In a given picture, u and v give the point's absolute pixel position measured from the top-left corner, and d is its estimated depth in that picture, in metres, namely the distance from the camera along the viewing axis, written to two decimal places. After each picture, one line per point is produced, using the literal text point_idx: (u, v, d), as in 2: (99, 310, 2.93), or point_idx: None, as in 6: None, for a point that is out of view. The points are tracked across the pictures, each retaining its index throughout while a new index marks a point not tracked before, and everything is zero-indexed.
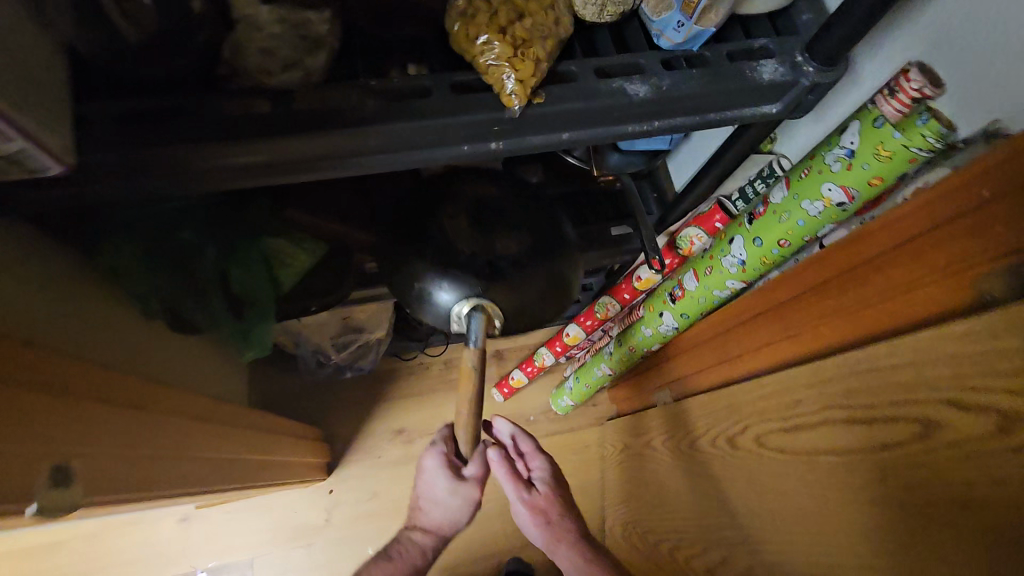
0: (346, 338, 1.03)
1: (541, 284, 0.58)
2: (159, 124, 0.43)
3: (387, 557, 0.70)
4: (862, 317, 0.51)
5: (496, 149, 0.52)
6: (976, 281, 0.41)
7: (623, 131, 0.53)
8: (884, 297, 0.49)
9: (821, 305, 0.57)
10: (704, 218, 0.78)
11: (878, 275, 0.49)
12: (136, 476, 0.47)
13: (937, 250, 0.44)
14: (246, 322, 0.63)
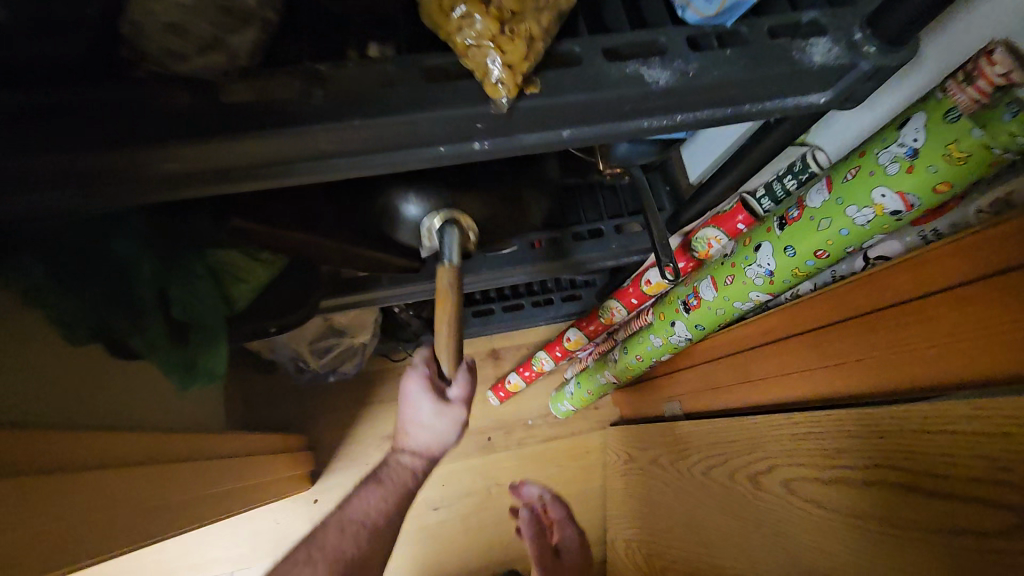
0: (327, 343, 0.95)
1: (510, 195, 0.58)
2: (43, 123, 0.34)
3: (378, 485, 0.70)
4: (891, 362, 0.47)
5: (480, 149, 0.43)
6: (994, 349, 0.39)
7: (639, 126, 0.44)
8: (891, 350, 0.47)
9: (824, 348, 0.55)
10: (723, 218, 0.70)
11: (885, 327, 0.48)
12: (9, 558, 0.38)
13: (951, 311, 0.42)
14: (191, 348, 0.54)
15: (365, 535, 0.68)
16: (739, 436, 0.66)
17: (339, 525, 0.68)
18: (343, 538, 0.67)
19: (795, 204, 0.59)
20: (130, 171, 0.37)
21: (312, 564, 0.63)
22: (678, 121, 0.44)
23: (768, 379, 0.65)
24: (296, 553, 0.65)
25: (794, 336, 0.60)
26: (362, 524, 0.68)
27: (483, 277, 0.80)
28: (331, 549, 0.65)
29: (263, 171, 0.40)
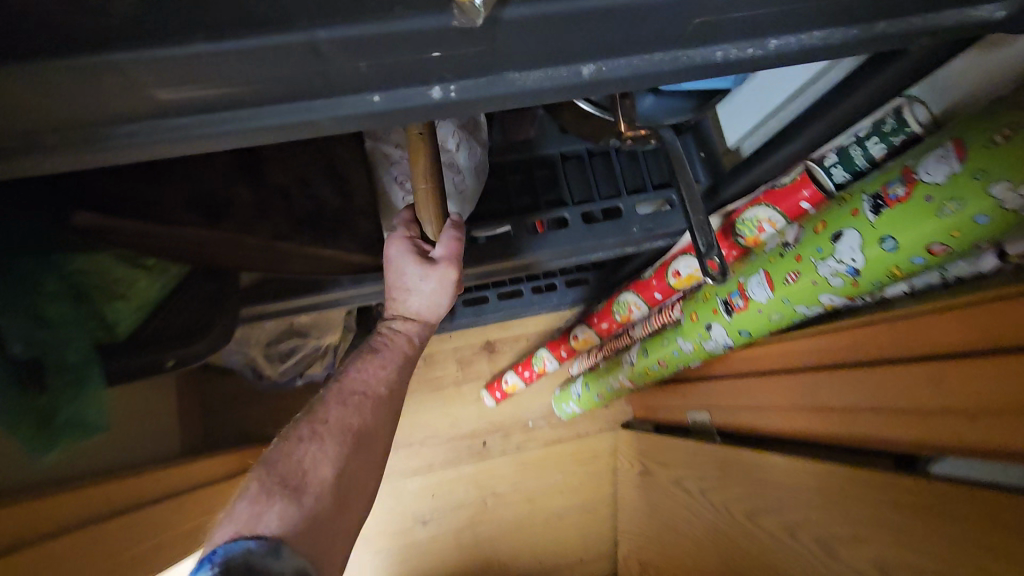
0: (287, 345, 0.79)
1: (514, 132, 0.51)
2: None
3: (373, 355, 0.54)
4: (881, 422, 0.46)
5: (443, 99, 0.25)
6: (981, 429, 0.38)
7: (707, 60, 0.27)
8: (878, 408, 0.46)
9: (814, 393, 0.53)
10: (781, 195, 0.53)
11: (871, 383, 0.46)
12: None
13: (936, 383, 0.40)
14: (60, 395, 0.37)
15: (372, 404, 0.51)
16: (817, 486, 0.50)
17: (338, 398, 0.51)
18: (346, 409, 0.50)
19: (900, 177, 0.42)
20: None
21: (321, 441, 0.47)
22: (769, 50, 0.27)
23: (839, 412, 0.50)
24: (294, 432, 0.48)
25: (856, 363, 0.48)
26: (367, 390, 0.52)
27: (469, 273, 0.63)
28: (341, 421, 0.49)
29: (77, 139, 0.23)
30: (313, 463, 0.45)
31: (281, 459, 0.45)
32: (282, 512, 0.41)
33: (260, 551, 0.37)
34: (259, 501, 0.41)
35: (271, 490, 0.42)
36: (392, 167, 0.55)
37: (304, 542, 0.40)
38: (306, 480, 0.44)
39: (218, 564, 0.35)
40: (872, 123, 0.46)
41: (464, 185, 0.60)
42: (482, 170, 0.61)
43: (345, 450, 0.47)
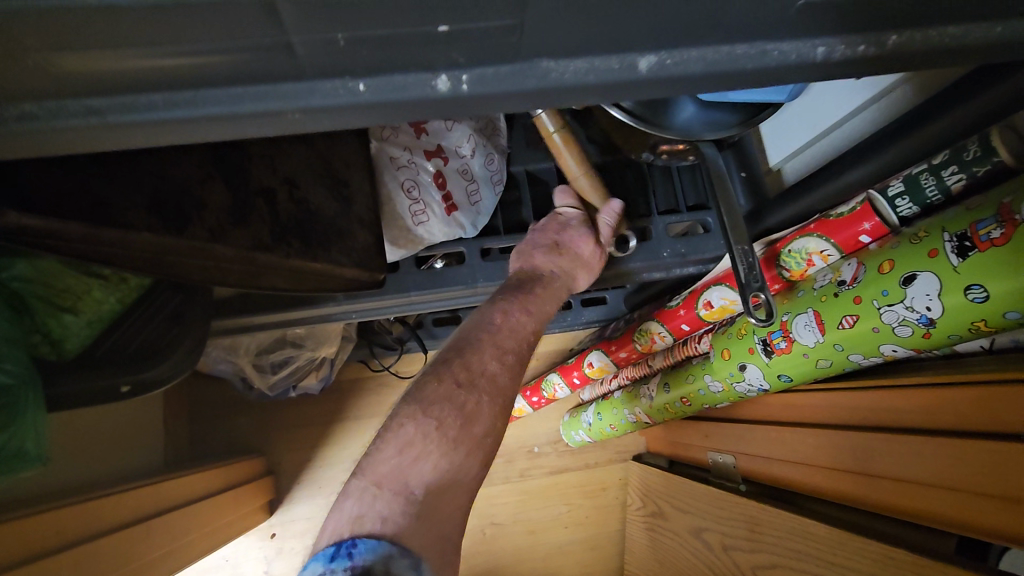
0: (279, 355, 0.73)
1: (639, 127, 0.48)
2: None
3: (524, 309, 0.51)
4: (898, 491, 0.43)
5: (448, 97, 0.19)
6: (991, 513, 0.36)
7: (796, 62, 0.20)
8: (892, 473, 0.44)
9: (833, 450, 0.50)
10: (837, 225, 0.46)
11: (885, 446, 0.44)
12: None
13: (948, 458, 0.39)
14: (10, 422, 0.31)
15: (512, 370, 0.47)
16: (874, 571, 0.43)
17: (496, 352, 0.47)
18: (501, 368, 0.46)
19: (995, 216, 0.36)
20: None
21: (478, 393, 0.43)
22: (886, 48, 0.21)
23: (906, 482, 0.42)
24: (450, 374, 0.44)
25: (951, 433, 0.39)
26: (517, 347, 0.48)
27: (472, 293, 0.57)
28: (495, 378, 0.45)
29: None
30: (475, 413, 0.42)
31: (436, 400, 0.42)
32: (436, 462, 0.39)
33: (403, 558, 0.33)
34: (413, 447, 0.38)
35: (428, 433, 0.39)
36: (399, 172, 0.50)
37: (445, 506, 0.37)
38: (465, 433, 0.41)
39: (356, 565, 0.31)
40: (949, 152, 0.40)
41: (479, 195, 0.54)
42: (500, 181, 0.55)
43: (495, 409, 0.44)
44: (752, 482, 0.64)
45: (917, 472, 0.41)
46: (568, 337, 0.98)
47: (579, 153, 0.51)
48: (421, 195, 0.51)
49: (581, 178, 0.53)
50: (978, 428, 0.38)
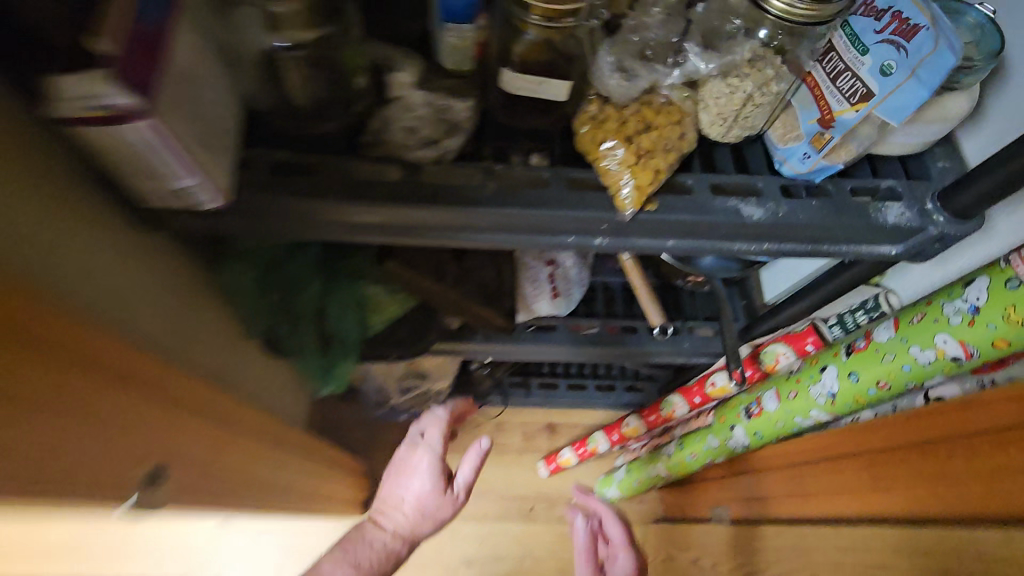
0: (409, 383, 1.04)
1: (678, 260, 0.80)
2: (301, 176, 0.47)
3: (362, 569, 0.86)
4: (824, 502, 0.67)
5: (598, 245, 0.52)
6: (864, 499, 0.60)
7: (730, 248, 0.52)
8: (823, 489, 0.67)
9: (791, 482, 0.74)
10: (794, 337, 0.76)
11: (818, 472, 0.68)
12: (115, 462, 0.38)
13: (846, 471, 0.63)
14: (329, 357, 0.69)
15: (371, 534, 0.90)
16: (801, 559, 0.67)
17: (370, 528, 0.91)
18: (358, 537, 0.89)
19: (862, 335, 0.66)
20: (338, 218, 0.48)
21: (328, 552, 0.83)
22: (764, 250, 0.52)
23: (835, 494, 0.65)
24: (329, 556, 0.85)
25: (850, 451, 0.63)
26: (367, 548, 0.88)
27: (576, 351, 0.90)
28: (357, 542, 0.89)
29: (431, 235, 0.50)
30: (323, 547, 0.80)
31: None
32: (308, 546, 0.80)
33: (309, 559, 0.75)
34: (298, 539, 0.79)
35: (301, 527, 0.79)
36: (528, 271, 0.82)
37: None
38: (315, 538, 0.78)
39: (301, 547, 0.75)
40: (860, 300, 0.68)
41: (570, 290, 0.85)
42: (583, 282, 0.86)
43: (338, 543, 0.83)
44: (740, 519, 0.86)
45: (832, 484, 0.65)
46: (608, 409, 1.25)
47: (642, 274, 0.80)
48: (539, 287, 0.82)
49: (642, 293, 0.81)
50: (855, 450, 0.62)
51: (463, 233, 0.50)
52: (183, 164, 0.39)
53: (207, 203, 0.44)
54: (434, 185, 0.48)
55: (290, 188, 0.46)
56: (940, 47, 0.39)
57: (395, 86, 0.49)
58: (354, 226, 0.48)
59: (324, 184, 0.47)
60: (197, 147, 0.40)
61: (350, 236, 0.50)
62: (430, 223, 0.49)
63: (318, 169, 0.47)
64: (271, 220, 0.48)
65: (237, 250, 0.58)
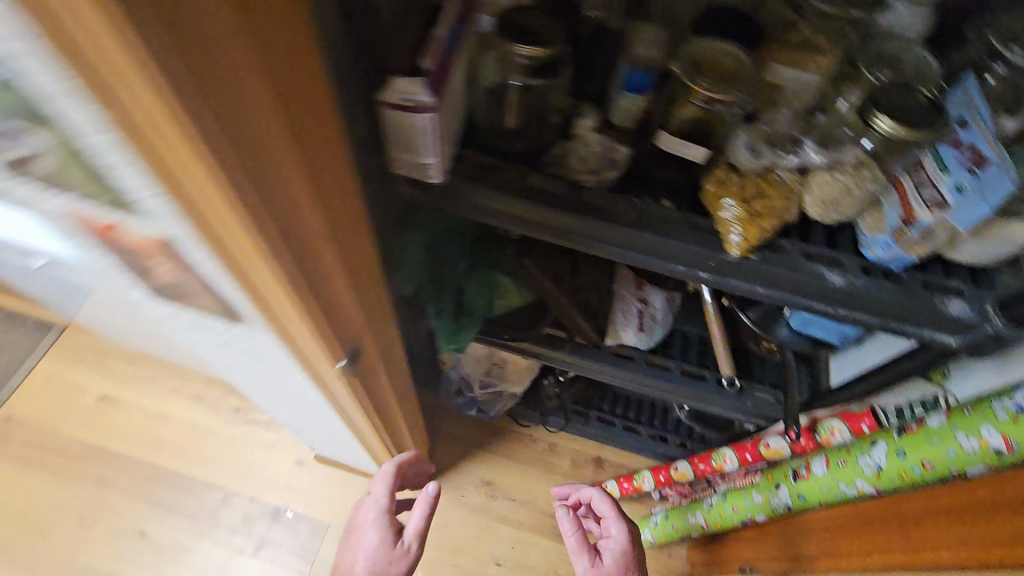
0: (491, 379, 1.19)
1: (759, 313, 0.91)
2: (494, 174, 0.64)
3: None
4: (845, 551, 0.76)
5: (701, 277, 0.66)
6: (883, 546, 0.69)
7: (811, 306, 0.64)
8: (848, 542, 0.77)
9: (822, 538, 0.83)
10: (852, 417, 0.82)
11: (851, 530, 0.78)
12: (252, 143, 0.31)
13: (877, 527, 0.73)
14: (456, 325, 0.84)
15: None
16: None
17: None
18: None
19: (916, 420, 0.73)
20: (509, 208, 0.65)
21: None
22: (839, 314, 0.64)
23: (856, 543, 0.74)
24: None
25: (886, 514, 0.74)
26: None
27: (648, 384, 0.99)
28: None
29: (572, 237, 0.66)
30: None
31: None
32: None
33: None
34: None
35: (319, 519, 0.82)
36: (623, 302, 0.95)
37: None
38: None
39: None
40: (922, 397, 0.73)
41: (653, 329, 0.97)
42: (666, 324, 0.98)
43: None
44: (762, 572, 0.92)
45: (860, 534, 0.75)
46: (650, 456, 1.32)
47: (722, 329, 0.91)
48: (630, 318, 0.95)
49: (718, 345, 0.93)
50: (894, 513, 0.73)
51: (596, 243, 0.66)
52: (435, 147, 0.58)
53: (433, 177, 0.62)
54: (589, 202, 0.64)
55: (486, 181, 0.64)
56: (1004, 177, 0.50)
57: (580, 127, 0.66)
58: (518, 217, 0.65)
59: (508, 182, 0.64)
60: (445, 137, 0.58)
61: (510, 225, 0.66)
62: (575, 228, 0.65)
63: (505, 170, 0.65)
64: (464, 200, 0.65)
65: (420, 220, 0.75)
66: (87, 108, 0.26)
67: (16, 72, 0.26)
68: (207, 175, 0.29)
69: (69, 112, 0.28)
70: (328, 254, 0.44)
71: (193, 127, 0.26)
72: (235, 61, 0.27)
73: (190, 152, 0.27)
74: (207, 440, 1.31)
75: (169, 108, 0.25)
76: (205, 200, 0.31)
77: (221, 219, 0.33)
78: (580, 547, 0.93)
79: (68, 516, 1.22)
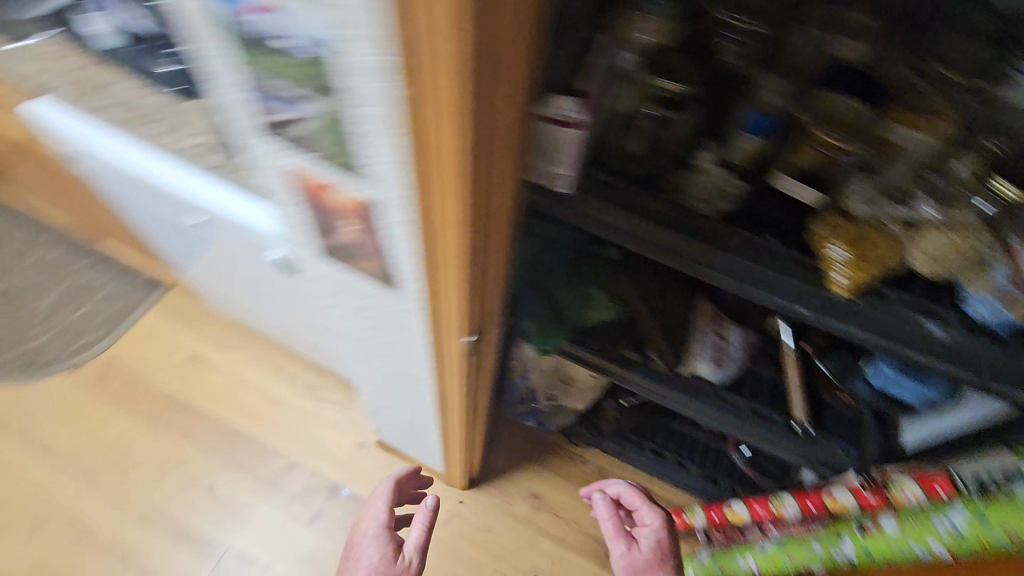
0: (556, 393, 1.23)
1: (841, 362, 0.95)
2: (615, 191, 0.71)
3: None
4: None
5: (801, 313, 0.70)
6: None
7: (907, 354, 0.68)
8: None
9: None
10: (929, 480, 0.80)
11: None
12: (495, 127, 0.36)
13: None
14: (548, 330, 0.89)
15: None
16: None
17: None
18: None
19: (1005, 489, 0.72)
20: (625, 224, 0.71)
21: None
22: (935, 365, 0.68)
23: None
24: None
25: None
26: None
27: (716, 417, 1.01)
28: None
29: (678, 257, 0.71)
30: None
31: None
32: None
33: None
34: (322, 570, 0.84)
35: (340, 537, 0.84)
36: (700, 330, 0.97)
37: None
38: None
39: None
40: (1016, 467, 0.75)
41: (726, 361, 0.99)
42: (739, 360, 0.99)
43: None
44: None
45: None
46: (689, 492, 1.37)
47: (799, 370, 0.97)
48: (704, 346, 0.97)
49: (794, 388, 0.97)
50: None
51: (700, 265, 0.71)
52: (571, 160, 0.63)
53: (562, 188, 0.68)
54: (702, 228, 0.70)
55: (606, 195, 0.70)
56: None
57: (698, 157, 0.69)
58: (631, 233, 0.71)
59: (626, 198, 0.71)
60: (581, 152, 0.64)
61: (619, 239, 0.72)
62: (683, 250, 0.71)
63: (625, 189, 0.71)
64: (582, 210, 0.70)
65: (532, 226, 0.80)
66: (388, 59, 0.32)
67: (341, 49, 0.33)
68: (454, 118, 0.33)
69: (363, 87, 0.35)
70: (502, 227, 0.50)
71: (465, 73, 0.30)
72: (508, 42, 0.32)
73: (452, 95, 0.31)
74: (279, 410, 1.40)
75: (463, 90, 0.31)
76: (437, 144, 0.35)
77: (440, 164, 0.37)
78: (615, 535, 0.98)
79: (149, 460, 1.32)
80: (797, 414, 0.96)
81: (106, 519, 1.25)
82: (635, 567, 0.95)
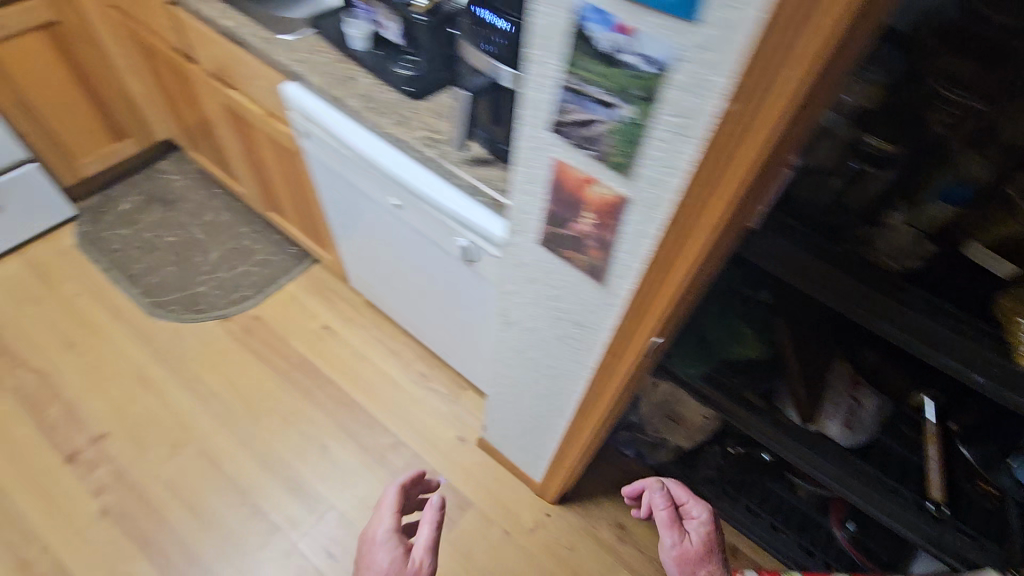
0: (664, 427, 1.26)
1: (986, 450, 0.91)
2: (798, 233, 0.72)
3: None
4: None
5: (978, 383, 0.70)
6: None
7: None
8: None
9: None
10: None
11: None
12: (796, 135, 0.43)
13: None
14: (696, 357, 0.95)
15: None
16: None
17: None
18: None
19: None
20: (808, 265, 0.71)
21: None
22: None
23: None
24: None
25: None
26: None
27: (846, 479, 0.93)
28: None
29: (858, 305, 0.71)
30: None
31: None
32: None
33: None
34: None
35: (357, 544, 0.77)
36: (834, 386, 1.00)
37: None
38: None
39: None
40: None
41: (858, 423, 0.99)
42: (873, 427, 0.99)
43: None
44: None
45: None
46: (779, 558, 1.34)
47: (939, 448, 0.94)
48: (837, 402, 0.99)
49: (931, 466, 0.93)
50: None
51: (880, 317, 0.71)
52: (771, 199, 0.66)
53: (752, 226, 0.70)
54: (885, 281, 0.71)
55: (791, 236, 0.72)
56: None
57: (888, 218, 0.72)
58: (812, 274, 0.72)
59: (810, 241, 0.72)
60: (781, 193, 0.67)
61: (796, 277, 0.73)
62: (863, 299, 0.71)
63: (810, 233, 0.72)
64: (766, 243, 0.72)
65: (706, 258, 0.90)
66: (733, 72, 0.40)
67: (681, 64, 0.41)
68: (789, 97, 0.40)
69: (687, 95, 0.43)
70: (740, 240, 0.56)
71: (823, 58, 0.37)
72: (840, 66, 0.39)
73: (799, 79, 0.38)
74: (394, 391, 1.50)
75: (803, 86, 0.39)
76: (755, 126, 0.42)
77: (746, 150, 0.44)
78: (668, 524, 0.90)
79: (275, 411, 1.45)
80: (931, 494, 0.90)
81: (233, 453, 1.39)
82: (687, 559, 0.87)
